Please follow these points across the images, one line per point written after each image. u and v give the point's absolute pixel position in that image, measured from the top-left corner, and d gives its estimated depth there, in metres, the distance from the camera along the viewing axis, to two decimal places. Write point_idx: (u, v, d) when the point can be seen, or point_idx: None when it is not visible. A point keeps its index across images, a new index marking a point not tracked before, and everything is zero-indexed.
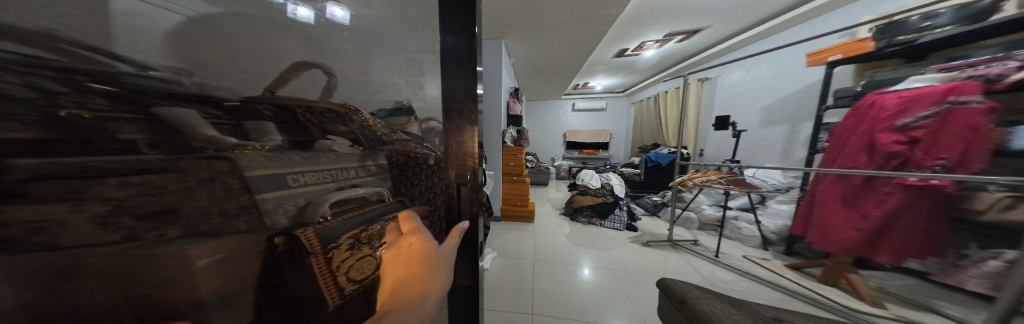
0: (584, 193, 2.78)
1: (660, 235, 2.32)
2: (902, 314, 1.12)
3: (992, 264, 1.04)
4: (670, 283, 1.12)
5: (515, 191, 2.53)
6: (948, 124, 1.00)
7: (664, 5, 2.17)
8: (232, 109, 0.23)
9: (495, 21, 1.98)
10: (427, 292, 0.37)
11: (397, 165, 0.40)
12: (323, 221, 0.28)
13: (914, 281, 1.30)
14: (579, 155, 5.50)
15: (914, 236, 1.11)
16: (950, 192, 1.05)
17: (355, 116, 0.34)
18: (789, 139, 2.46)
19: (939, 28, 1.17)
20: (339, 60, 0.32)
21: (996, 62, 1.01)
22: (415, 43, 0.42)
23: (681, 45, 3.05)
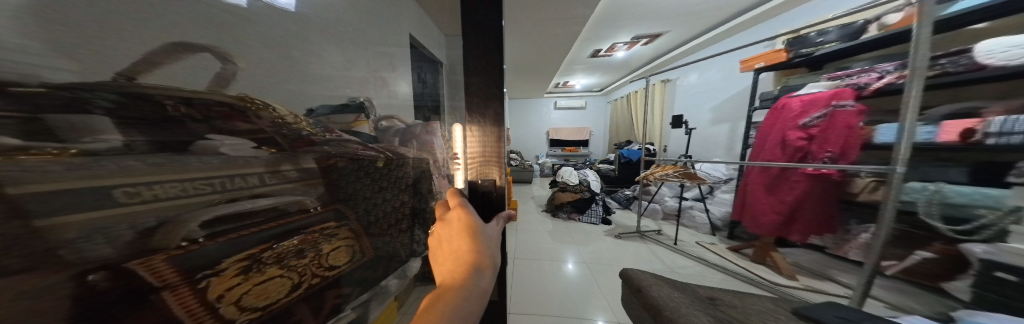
0: (564, 189, 2.88)
1: (631, 227, 2.47)
2: (809, 284, 1.34)
3: (863, 236, 1.29)
4: (630, 272, 1.21)
5: None
6: (833, 124, 1.22)
7: (629, 10, 2.33)
8: (26, 95, 0.16)
9: None
10: (479, 266, 0.33)
11: (333, 168, 0.33)
12: (189, 245, 0.22)
13: (818, 255, 1.55)
14: (563, 152, 5.55)
15: (816, 217, 1.33)
16: (838, 180, 1.29)
17: (262, 111, 0.27)
18: (732, 136, 2.78)
19: (829, 43, 1.41)
20: (258, 46, 0.25)
21: (865, 73, 1.24)
22: (377, 38, 0.39)
23: (647, 48, 3.30)
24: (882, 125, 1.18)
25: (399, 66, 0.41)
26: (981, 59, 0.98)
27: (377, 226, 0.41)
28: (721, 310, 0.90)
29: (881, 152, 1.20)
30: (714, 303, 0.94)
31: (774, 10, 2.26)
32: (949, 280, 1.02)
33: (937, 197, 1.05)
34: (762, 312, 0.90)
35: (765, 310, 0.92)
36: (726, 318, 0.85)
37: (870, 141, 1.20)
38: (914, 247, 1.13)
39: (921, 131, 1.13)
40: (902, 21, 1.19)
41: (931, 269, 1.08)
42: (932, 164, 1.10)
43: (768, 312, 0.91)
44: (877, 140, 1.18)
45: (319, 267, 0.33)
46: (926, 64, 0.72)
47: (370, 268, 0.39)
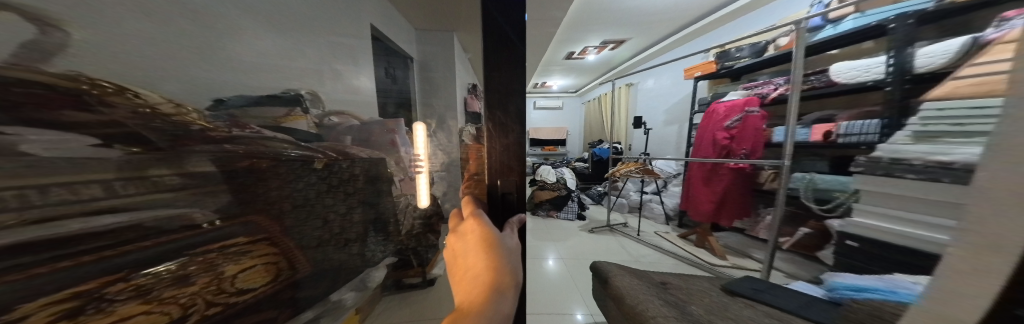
0: (543, 187, 2.96)
1: (601, 221, 2.64)
2: (735, 262, 1.58)
3: (766, 217, 1.60)
4: (600, 264, 1.31)
5: None
6: (747, 126, 1.45)
7: (597, 16, 2.50)
8: None
9: None
10: (498, 284, 0.32)
11: (254, 170, 0.37)
12: (12, 275, 0.24)
13: (739, 236, 1.84)
14: (542, 152, 5.71)
15: (738, 204, 1.58)
16: (751, 172, 1.54)
17: (108, 96, 0.27)
18: (679, 136, 3.14)
19: (742, 58, 1.69)
20: (132, 23, 0.26)
21: (765, 85, 1.52)
22: (335, 28, 0.40)
23: (614, 53, 3.55)
24: (777, 128, 1.46)
25: (362, 61, 0.42)
26: (835, 77, 1.26)
27: (302, 242, 0.44)
28: (670, 293, 1.02)
29: (774, 149, 1.50)
30: (666, 287, 1.06)
31: (709, 26, 2.61)
32: (822, 249, 1.29)
33: (811, 184, 1.32)
34: (702, 291, 1.06)
35: (704, 289, 1.07)
36: (675, 299, 0.97)
37: (769, 140, 1.47)
38: (798, 223, 1.40)
39: (801, 132, 1.40)
40: (788, 44, 1.50)
41: (810, 241, 1.34)
42: (811, 158, 1.38)
43: (706, 290, 1.07)
44: (773, 139, 1.45)
45: (212, 289, 0.36)
46: (802, 80, 0.92)
47: (292, 288, 0.43)
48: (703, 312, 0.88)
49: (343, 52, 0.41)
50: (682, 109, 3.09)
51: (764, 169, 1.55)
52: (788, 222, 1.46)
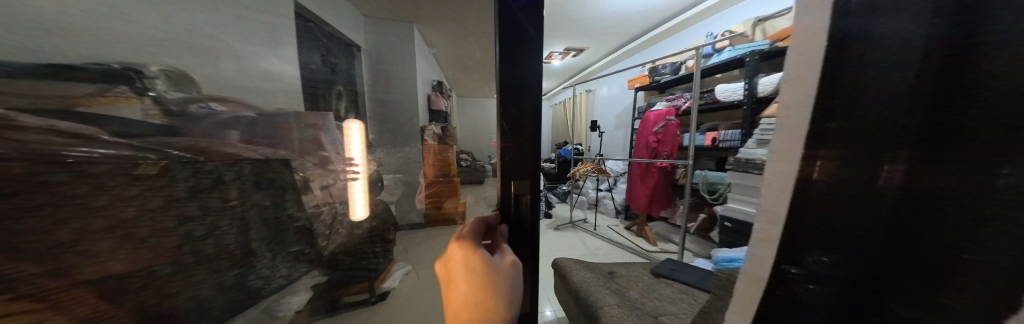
0: None
1: (565, 218, 2.80)
2: (663, 247, 1.88)
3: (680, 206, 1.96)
4: (560, 261, 1.41)
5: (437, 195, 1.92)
6: (668, 132, 1.75)
7: (557, 25, 2.70)
8: None
9: None
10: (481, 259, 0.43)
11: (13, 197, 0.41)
12: None
13: (664, 224, 2.19)
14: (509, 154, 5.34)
15: (664, 197, 1.87)
16: (671, 170, 1.86)
17: None
18: (624, 139, 3.54)
19: (664, 75, 2.04)
20: None
21: (677, 98, 1.84)
22: (211, 20, 0.55)
23: (573, 61, 3.84)
24: (686, 134, 1.77)
25: (281, 42, 0.65)
26: (718, 95, 1.60)
27: (65, 292, 0.46)
28: (616, 282, 1.17)
29: (682, 151, 1.86)
30: (614, 277, 1.21)
31: (641, 46, 3.03)
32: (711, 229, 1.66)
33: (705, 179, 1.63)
34: (640, 276, 1.23)
35: (640, 274, 1.26)
36: (619, 287, 1.11)
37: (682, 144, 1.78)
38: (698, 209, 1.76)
39: (699, 138, 1.71)
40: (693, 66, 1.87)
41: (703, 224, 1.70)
42: (707, 157, 1.74)
43: (642, 275, 1.25)
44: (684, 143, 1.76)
45: None
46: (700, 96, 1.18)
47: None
48: (639, 297, 1.04)
49: (264, 48, 0.62)
50: (626, 116, 3.51)
51: (678, 167, 1.89)
52: (694, 208, 1.80)
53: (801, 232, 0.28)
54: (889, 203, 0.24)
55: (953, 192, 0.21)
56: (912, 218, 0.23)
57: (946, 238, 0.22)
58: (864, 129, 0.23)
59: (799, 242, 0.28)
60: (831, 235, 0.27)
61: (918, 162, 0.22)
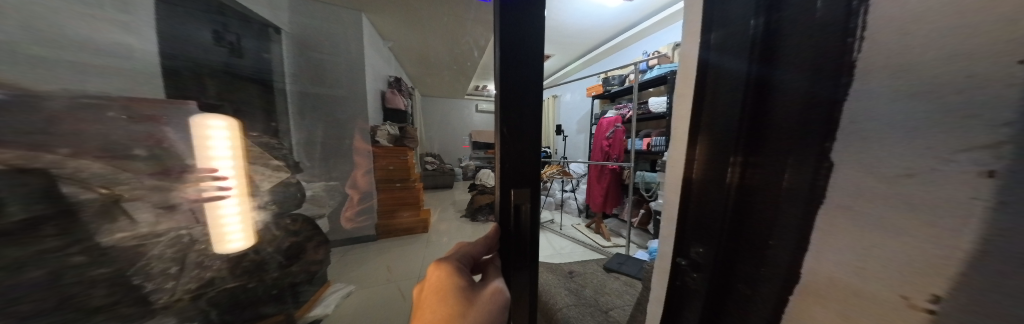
0: (483, 191, 2.41)
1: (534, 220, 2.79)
2: (615, 241, 2.06)
3: (627, 203, 2.18)
4: None
5: (395, 203, 1.71)
6: (617, 138, 1.93)
7: None
8: None
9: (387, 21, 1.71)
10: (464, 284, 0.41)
11: None
12: None
13: (615, 220, 2.40)
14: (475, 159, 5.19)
15: (614, 196, 2.06)
16: (619, 171, 2.06)
17: None
18: (584, 142, 3.79)
19: (613, 85, 2.26)
20: None
21: (622, 107, 2.06)
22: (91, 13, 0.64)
23: None
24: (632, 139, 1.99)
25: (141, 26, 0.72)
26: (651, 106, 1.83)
27: None
28: (573, 280, 1.24)
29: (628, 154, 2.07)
30: (571, 276, 1.27)
31: (594, 58, 3.31)
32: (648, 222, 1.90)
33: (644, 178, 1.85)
34: (593, 272, 1.33)
35: (593, 270, 1.35)
36: (575, 285, 1.18)
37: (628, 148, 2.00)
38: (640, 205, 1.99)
39: (638, 142, 1.94)
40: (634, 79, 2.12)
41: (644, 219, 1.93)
42: (646, 160, 1.98)
43: (595, 270, 1.35)
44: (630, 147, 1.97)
45: None
46: None
47: None
48: (593, 293, 1.12)
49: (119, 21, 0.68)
50: (585, 121, 3.77)
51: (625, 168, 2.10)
52: (638, 205, 2.02)
53: (685, 224, 0.35)
54: (734, 198, 0.30)
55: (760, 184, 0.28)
56: (747, 212, 0.29)
57: (765, 227, 0.28)
58: (719, 143, 0.31)
59: (686, 233, 0.35)
60: (703, 226, 0.33)
61: (751, 166, 0.28)
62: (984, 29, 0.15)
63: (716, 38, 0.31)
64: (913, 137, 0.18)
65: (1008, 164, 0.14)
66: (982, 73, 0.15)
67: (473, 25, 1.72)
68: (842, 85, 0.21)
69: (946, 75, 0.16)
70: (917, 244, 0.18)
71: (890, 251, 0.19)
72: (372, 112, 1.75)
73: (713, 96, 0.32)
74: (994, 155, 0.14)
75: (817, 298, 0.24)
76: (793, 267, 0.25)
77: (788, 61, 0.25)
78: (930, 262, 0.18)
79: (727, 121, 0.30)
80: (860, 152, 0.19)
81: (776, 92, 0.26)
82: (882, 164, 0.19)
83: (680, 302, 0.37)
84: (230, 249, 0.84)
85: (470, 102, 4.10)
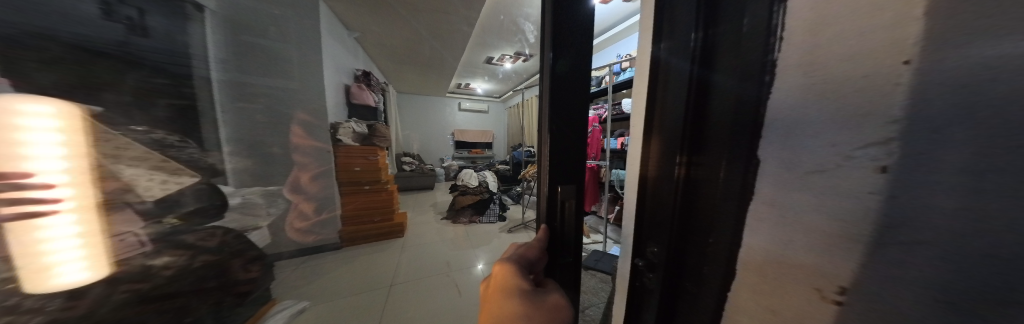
0: (464, 192, 2.37)
1: (518, 218, 2.42)
2: (594, 239, 2.10)
3: (605, 201, 2.24)
4: None
5: (361, 206, 1.62)
6: (594, 138, 1.98)
7: None
8: None
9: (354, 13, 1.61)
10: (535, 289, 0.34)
11: None
12: None
13: (595, 218, 2.46)
14: (459, 160, 5.09)
15: (592, 194, 2.10)
16: (597, 170, 2.11)
17: None
18: None
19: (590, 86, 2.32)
20: None
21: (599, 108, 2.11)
22: None
23: None
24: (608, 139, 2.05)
25: None
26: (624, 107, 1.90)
27: None
28: None
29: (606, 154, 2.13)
30: None
31: None
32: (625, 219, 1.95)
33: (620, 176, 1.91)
34: None
35: None
36: None
37: (605, 147, 2.05)
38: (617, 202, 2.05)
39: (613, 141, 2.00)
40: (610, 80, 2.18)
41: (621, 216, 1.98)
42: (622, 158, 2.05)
43: None
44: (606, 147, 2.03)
45: None
46: None
47: None
48: None
49: None
50: None
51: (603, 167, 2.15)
52: (615, 202, 2.08)
53: (641, 226, 0.36)
54: (681, 198, 0.30)
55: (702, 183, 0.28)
56: (693, 212, 0.29)
57: (705, 226, 0.28)
58: (668, 145, 0.31)
59: (642, 236, 0.36)
60: (656, 227, 0.34)
61: (695, 167, 0.29)
62: (872, 34, 0.16)
63: (663, 42, 0.32)
64: (826, 131, 0.18)
65: (895, 161, 0.15)
66: (876, 73, 0.16)
67: (449, 19, 1.67)
68: (764, 83, 0.22)
69: (847, 76, 0.17)
70: (826, 238, 0.19)
71: (804, 249, 0.20)
72: (336, 109, 1.62)
73: (661, 99, 0.32)
74: (885, 152, 0.16)
75: (751, 295, 0.25)
76: (731, 266, 0.26)
77: (726, 67, 0.25)
78: (838, 255, 0.19)
79: (674, 123, 0.30)
80: (782, 148, 0.20)
81: (715, 92, 0.26)
82: (798, 159, 0.20)
83: (639, 304, 0.37)
84: (65, 284, 0.66)
85: (452, 101, 4.07)
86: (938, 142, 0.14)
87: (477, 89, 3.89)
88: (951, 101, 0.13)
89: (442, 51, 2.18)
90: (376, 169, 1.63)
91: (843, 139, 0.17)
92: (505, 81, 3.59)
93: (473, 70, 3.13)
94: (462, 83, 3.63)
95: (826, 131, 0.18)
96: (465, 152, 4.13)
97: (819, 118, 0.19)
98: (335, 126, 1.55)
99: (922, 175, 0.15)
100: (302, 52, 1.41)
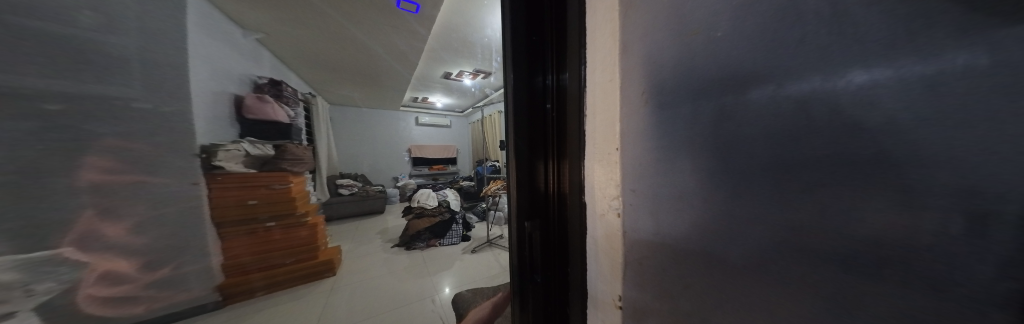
0: (420, 214, 2.18)
1: (482, 237, 2.29)
2: None
3: None
4: (462, 295, 1.11)
5: (265, 248, 1.27)
6: None
7: None
8: None
9: (257, 16, 1.33)
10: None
11: None
12: None
13: None
14: (418, 176, 4.78)
15: None
16: None
17: None
18: None
19: None
20: None
21: None
22: None
23: None
24: None
25: None
26: None
27: None
28: None
29: None
30: None
31: None
32: None
33: None
34: None
35: None
36: None
37: None
38: None
39: None
40: None
41: None
42: None
43: None
44: None
45: None
46: None
47: None
48: None
49: None
50: None
51: None
52: None
53: (533, 243, 0.42)
54: (556, 209, 0.42)
55: (571, 199, 0.39)
56: (564, 220, 0.41)
57: (567, 230, 0.41)
58: (544, 167, 0.43)
59: (536, 252, 0.42)
60: (550, 238, 0.43)
61: (562, 184, 0.41)
62: (611, 126, 0.31)
63: (527, 90, 0.41)
64: (604, 168, 0.33)
65: (623, 209, 0.32)
66: (610, 148, 0.32)
67: (398, 34, 1.58)
68: (582, 134, 0.36)
69: (609, 140, 0.32)
70: (613, 242, 0.33)
71: (606, 247, 0.34)
72: (216, 125, 1.18)
73: (544, 137, 0.43)
74: (620, 203, 0.32)
75: (597, 282, 0.37)
76: (584, 260, 0.38)
77: (571, 122, 0.38)
78: (621, 245, 0.32)
79: (548, 154, 0.42)
80: (592, 188, 0.35)
81: (567, 133, 0.39)
82: (602, 187, 0.34)
83: (564, 315, 0.43)
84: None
85: (408, 115, 3.87)
86: (642, 192, 0.30)
87: (436, 103, 3.75)
88: (647, 164, 0.29)
89: (392, 64, 2.04)
90: (290, 200, 1.31)
91: (616, 177, 0.32)
92: (466, 96, 3.53)
93: (429, 85, 3.02)
94: (419, 97, 3.46)
95: (608, 181, 0.33)
96: (424, 169, 3.90)
97: (604, 161, 0.33)
98: (210, 149, 1.10)
99: (636, 208, 0.31)
100: (161, 46, 0.98)
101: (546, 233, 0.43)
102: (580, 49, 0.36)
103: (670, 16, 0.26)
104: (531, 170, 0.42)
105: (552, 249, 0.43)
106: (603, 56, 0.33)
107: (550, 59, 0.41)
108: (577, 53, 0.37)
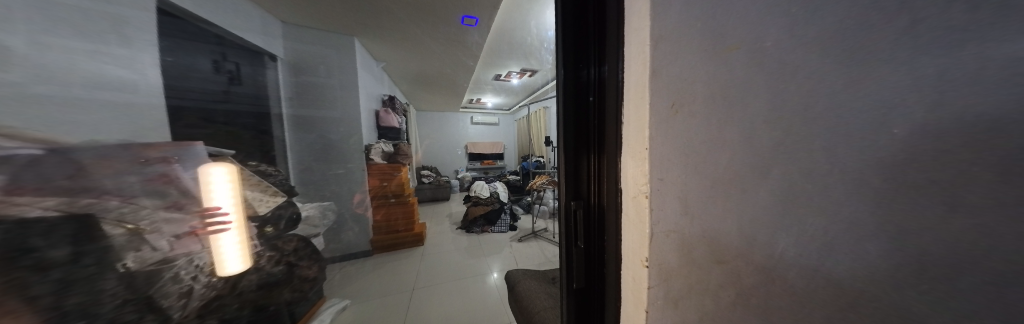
0: (476, 203, 2.48)
1: (528, 228, 2.46)
2: None
3: None
4: (514, 273, 1.30)
5: (392, 216, 1.75)
6: None
7: None
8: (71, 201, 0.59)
9: (389, 54, 1.79)
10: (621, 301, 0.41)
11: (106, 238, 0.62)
12: None
13: None
14: (471, 171, 5.25)
15: None
16: None
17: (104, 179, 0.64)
18: None
19: None
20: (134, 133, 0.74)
21: None
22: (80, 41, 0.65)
23: None
24: None
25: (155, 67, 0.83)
26: None
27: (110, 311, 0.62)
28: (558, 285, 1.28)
29: None
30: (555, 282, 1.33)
31: None
32: None
33: None
34: None
35: None
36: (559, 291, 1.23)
37: None
38: None
39: None
40: None
41: None
42: None
43: None
44: None
45: None
46: None
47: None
48: None
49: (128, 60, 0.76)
50: None
51: None
52: None
53: (576, 222, 0.48)
54: (597, 192, 0.46)
55: (609, 186, 0.42)
56: (604, 203, 0.45)
57: (605, 211, 0.44)
58: (587, 155, 0.47)
59: (578, 228, 0.48)
60: (591, 222, 0.48)
61: (602, 169, 0.44)
62: (639, 118, 0.31)
63: (573, 83, 0.46)
64: (634, 164, 0.32)
65: (651, 201, 0.31)
66: (641, 145, 0.30)
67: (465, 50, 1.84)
68: (620, 122, 0.38)
69: (639, 140, 0.31)
70: (639, 231, 0.33)
71: (634, 238, 0.34)
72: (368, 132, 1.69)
73: (589, 132, 0.46)
74: (646, 194, 0.31)
75: (634, 274, 0.35)
76: (619, 242, 0.40)
77: (611, 111, 0.40)
78: (645, 237, 0.32)
79: (591, 141, 0.45)
80: (625, 178, 0.35)
81: (607, 121, 0.41)
82: (633, 177, 0.33)
83: (603, 284, 0.47)
84: (230, 273, 0.83)
85: (465, 116, 4.31)
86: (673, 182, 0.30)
87: (488, 103, 4.05)
88: (683, 156, 0.30)
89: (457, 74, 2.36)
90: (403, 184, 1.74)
91: (643, 168, 0.31)
92: (515, 95, 3.74)
93: (483, 86, 3.31)
94: (474, 99, 3.84)
95: (636, 175, 0.32)
96: (477, 164, 4.31)
97: (634, 156, 0.32)
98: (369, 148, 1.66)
99: (663, 199, 0.31)
100: (327, 78, 1.51)
101: (592, 213, 0.47)
102: (618, 41, 0.37)
103: (709, 32, 0.28)
104: (576, 156, 0.47)
105: (596, 229, 0.47)
106: (635, 50, 0.31)
107: (594, 51, 0.43)
108: (615, 44, 0.38)
